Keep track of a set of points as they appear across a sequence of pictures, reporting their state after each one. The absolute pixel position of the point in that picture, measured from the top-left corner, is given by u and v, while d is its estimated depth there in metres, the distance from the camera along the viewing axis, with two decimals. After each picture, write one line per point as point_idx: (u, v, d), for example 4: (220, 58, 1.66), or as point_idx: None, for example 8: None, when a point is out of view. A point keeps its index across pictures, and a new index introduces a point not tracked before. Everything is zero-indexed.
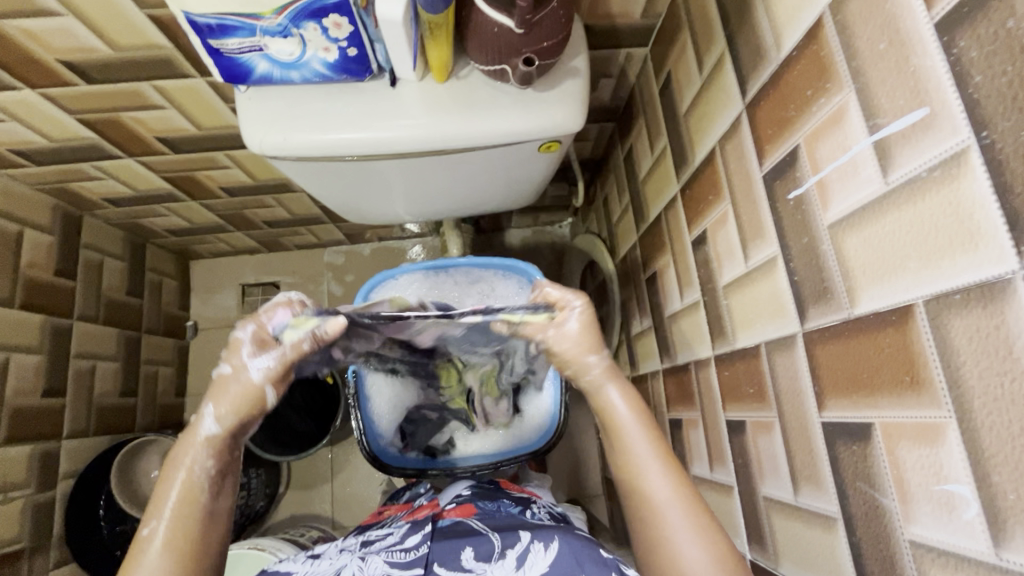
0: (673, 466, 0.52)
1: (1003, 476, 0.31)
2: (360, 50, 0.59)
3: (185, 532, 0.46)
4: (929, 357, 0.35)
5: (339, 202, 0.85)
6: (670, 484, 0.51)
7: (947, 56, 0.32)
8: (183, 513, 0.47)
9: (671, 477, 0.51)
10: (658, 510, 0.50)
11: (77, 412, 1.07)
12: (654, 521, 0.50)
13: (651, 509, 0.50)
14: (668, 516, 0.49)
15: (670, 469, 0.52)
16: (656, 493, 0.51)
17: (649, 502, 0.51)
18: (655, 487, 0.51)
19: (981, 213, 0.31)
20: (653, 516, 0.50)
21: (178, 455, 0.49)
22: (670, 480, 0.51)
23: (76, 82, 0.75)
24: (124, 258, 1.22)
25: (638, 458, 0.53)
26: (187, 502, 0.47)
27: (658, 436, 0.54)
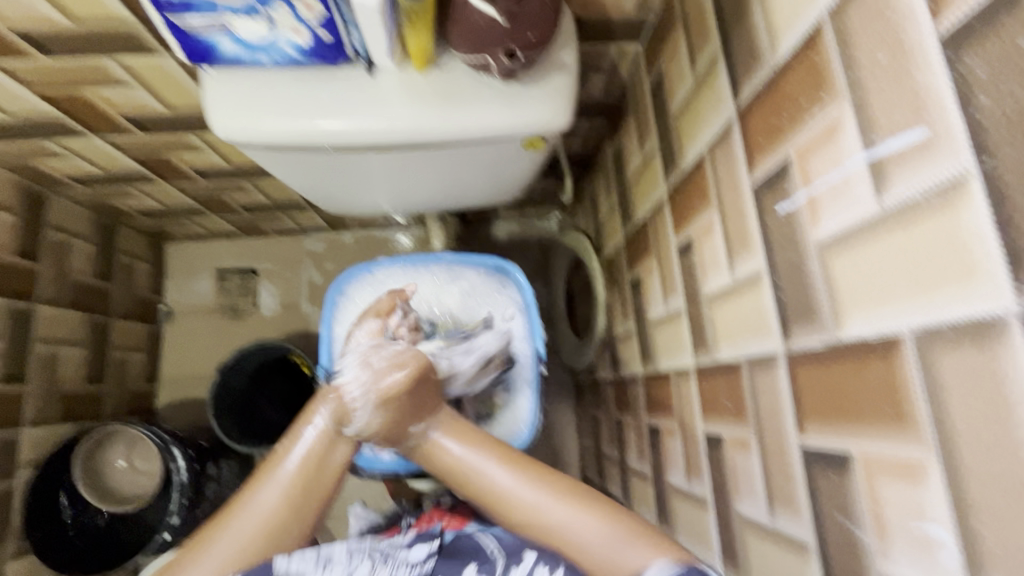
0: (513, 460, 0.56)
1: (985, 523, 0.29)
2: (334, 34, 0.55)
3: (302, 485, 0.55)
4: (914, 392, 0.33)
5: (316, 192, 0.81)
6: (530, 480, 0.54)
7: (951, 72, 0.30)
8: (308, 467, 0.56)
9: (527, 477, 0.55)
10: (507, 500, 0.54)
11: (37, 400, 1.02)
12: (511, 510, 0.54)
13: (499, 501, 0.54)
14: (523, 501, 0.53)
15: (528, 472, 0.55)
16: (500, 486, 0.55)
17: (498, 498, 0.55)
18: (498, 482, 0.55)
19: (978, 246, 0.29)
20: (507, 507, 0.54)
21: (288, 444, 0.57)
22: (511, 471, 0.55)
23: (32, 54, 0.70)
24: (94, 240, 1.17)
25: (486, 472, 0.56)
26: (308, 462, 0.56)
27: (491, 440, 0.59)
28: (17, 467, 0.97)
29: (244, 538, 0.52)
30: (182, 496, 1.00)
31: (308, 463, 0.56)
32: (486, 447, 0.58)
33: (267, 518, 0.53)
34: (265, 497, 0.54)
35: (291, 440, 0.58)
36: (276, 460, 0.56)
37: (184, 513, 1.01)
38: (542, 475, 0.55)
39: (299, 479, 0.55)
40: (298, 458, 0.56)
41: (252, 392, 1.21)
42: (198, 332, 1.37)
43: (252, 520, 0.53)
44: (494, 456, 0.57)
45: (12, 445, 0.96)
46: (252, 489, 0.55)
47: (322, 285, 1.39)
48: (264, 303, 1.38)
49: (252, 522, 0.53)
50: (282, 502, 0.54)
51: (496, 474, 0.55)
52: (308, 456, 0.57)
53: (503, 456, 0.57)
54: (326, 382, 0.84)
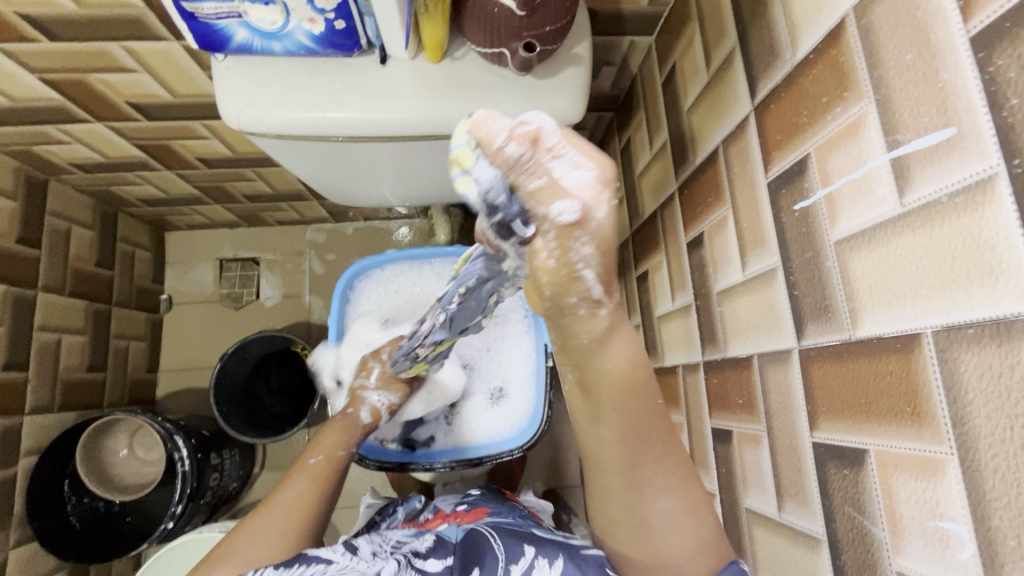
0: (670, 456, 0.47)
1: (1003, 520, 0.30)
2: (348, 22, 0.55)
3: (325, 485, 0.61)
4: (933, 391, 0.34)
5: (323, 182, 0.81)
6: (671, 488, 0.47)
7: (980, 73, 0.30)
8: (329, 475, 0.62)
9: (675, 487, 0.48)
10: (644, 500, 0.47)
11: (40, 388, 1.02)
12: (643, 510, 0.48)
13: (639, 496, 0.47)
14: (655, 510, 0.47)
15: (675, 474, 0.48)
16: (648, 479, 0.47)
17: (637, 489, 0.47)
18: (648, 479, 0.47)
19: (1005, 246, 0.29)
20: (640, 503, 0.48)
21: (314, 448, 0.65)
22: (664, 469, 0.47)
23: (38, 39, 0.69)
24: (94, 228, 1.16)
25: (640, 464, 0.47)
26: (330, 471, 0.62)
27: (659, 421, 0.47)
28: (20, 455, 0.97)
29: (277, 524, 0.55)
30: (185, 485, 0.99)
31: (331, 468, 0.63)
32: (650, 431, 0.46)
33: (297, 510, 0.57)
34: (296, 491, 0.58)
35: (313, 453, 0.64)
36: (301, 468, 0.62)
37: (186, 503, 1.01)
38: (685, 488, 0.48)
39: (322, 478, 0.61)
40: (322, 463, 0.63)
41: (254, 386, 1.22)
42: (199, 322, 1.36)
43: (284, 513, 0.56)
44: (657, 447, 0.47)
45: (15, 433, 0.96)
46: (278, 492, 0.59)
47: (324, 275, 1.38)
48: (265, 293, 1.37)
49: (288, 506, 0.57)
50: (309, 499, 0.58)
51: (648, 468, 0.47)
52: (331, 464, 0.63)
53: (668, 446, 0.47)
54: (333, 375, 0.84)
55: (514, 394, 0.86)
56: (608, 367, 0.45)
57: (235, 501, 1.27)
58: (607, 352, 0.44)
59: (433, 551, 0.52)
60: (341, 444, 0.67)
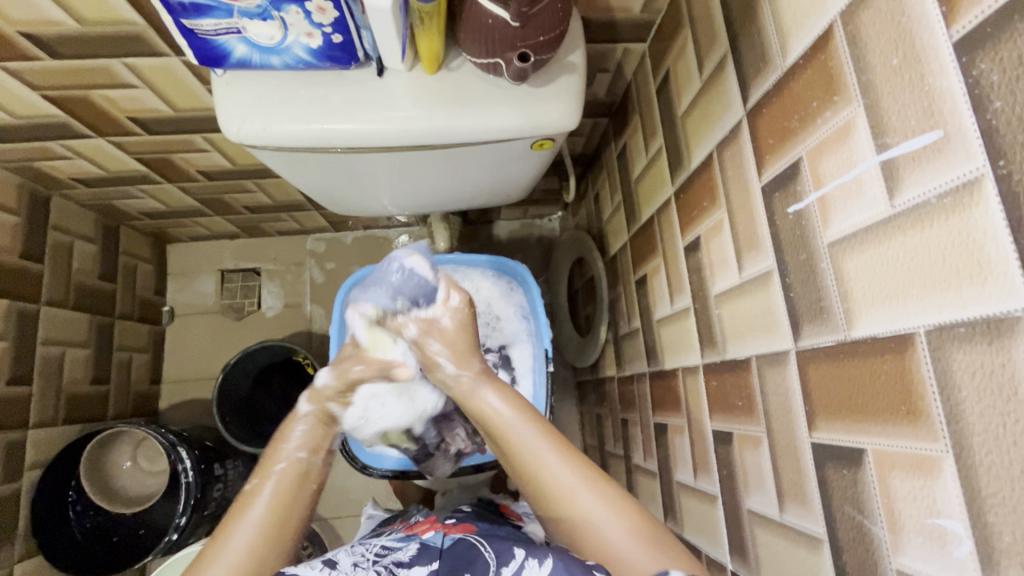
0: (572, 455, 0.56)
1: (1000, 517, 0.30)
2: (345, 36, 0.56)
3: (275, 520, 0.55)
4: (927, 389, 0.34)
5: (323, 193, 0.81)
6: (592, 487, 0.54)
7: (965, 77, 0.31)
8: (278, 501, 0.57)
9: (589, 482, 0.54)
10: (569, 497, 0.53)
11: (44, 401, 1.02)
12: (576, 515, 0.52)
13: (563, 500, 0.53)
14: (582, 503, 0.53)
15: (586, 473, 0.54)
16: (562, 481, 0.54)
17: (559, 494, 0.54)
18: (561, 477, 0.54)
19: (992, 246, 0.29)
20: (567, 506, 0.53)
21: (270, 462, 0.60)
22: (570, 467, 0.55)
23: (40, 57, 0.70)
24: (96, 241, 1.16)
25: (541, 457, 0.56)
26: (280, 496, 0.57)
27: (546, 427, 0.59)
28: (24, 468, 0.97)
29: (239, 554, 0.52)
30: (189, 497, 0.99)
31: (279, 496, 0.57)
32: (540, 434, 0.58)
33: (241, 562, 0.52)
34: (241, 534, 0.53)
35: (266, 468, 0.59)
36: (245, 503, 0.56)
37: (190, 514, 1.01)
38: (602, 488, 0.54)
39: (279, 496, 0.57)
40: (271, 491, 0.57)
41: (256, 396, 1.23)
42: (201, 333, 1.37)
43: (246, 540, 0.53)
44: (551, 445, 0.57)
45: (19, 447, 0.96)
46: (232, 520, 0.55)
47: (324, 284, 1.39)
48: (267, 303, 1.38)
49: (246, 538, 0.53)
50: (261, 537, 0.54)
51: (559, 468, 0.55)
52: (279, 490, 0.57)
53: (563, 448, 0.56)
54: None
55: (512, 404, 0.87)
56: (489, 398, 0.62)
57: None
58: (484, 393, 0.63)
59: (417, 559, 0.54)
60: (283, 457, 0.60)
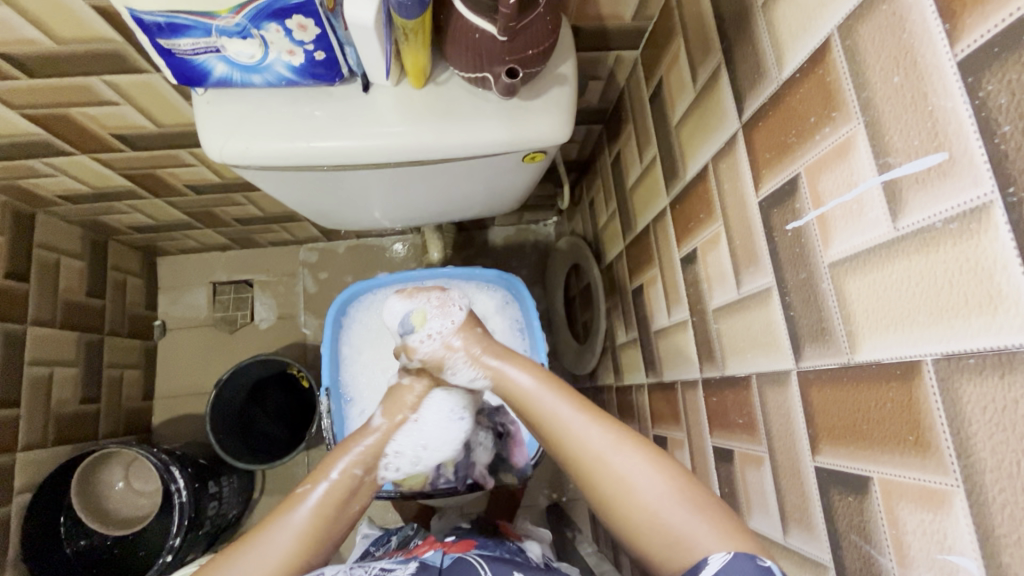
0: (602, 421, 0.54)
1: (1013, 557, 0.29)
2: (328, 53, 0.54)
3: (311, 534, 0.55)
4: (935, 420, 0.33)
5: (311, 209, 0.79)
6: (629, 449, 0.52)
7: (970, 98, 0.29)
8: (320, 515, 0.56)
9: (623, 444, 0.52)
10: (602, 462, 0.51)
11: (32, 423, 1.00)
12: (610, 479, 0.50)
13: (597, 464, 0.52)
14: (613, 465, 0.51)
15: (621, 437, 0.53)
16: (595, 445, 0.53)
17: (591, 457, 0.52)
18: (592, 443, 0.53)
19: (1003, 275, 0.28)
20: (600, 472, 0.51)
21: (325, 469, 0.60)
22: (601, 432, 0.53)
23: (17, 76, 0.68)
24: (84, 258, 1.14)
25: (571, 425, 0.55)
26: (324, 510, 0.57)
27: (577, 398, 0.58)
28: (13, 492, 0.95)
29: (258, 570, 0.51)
30: (183, 517, 0.97)
31: (321, 515, 0.56)
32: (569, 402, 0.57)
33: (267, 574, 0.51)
34: (282, 536, 0.53)
35: (309, 482, 0.59)
36: (295, 502, 0.57)
37: (185, 534, 0.99)
38: (641, 446, 0.52)
39: (316, 519, 0.56)
40: (316, 501, 0.57)
41: (250, 410, 1.21)
42: (194, 347, 1.35)
43: (269, 557, 0.52)
44: (580, 412, 0.56)
45: (7, 471, 0.95)
46: (271, 522, 0.55)
47: (318, 295, 1.37)
48: (259, 315, 1.36)
49: (275, 549, 0.52)
50: (295, 546, 0.53)
51: (588, 430, 0.54)
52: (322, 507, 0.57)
53: (593, 414, 0.55)
54: (328, 401, 0.82)
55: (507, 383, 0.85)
56: (515, 376, 0.62)
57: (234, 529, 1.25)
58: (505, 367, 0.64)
59: None
60: (339, 468, 0.61)
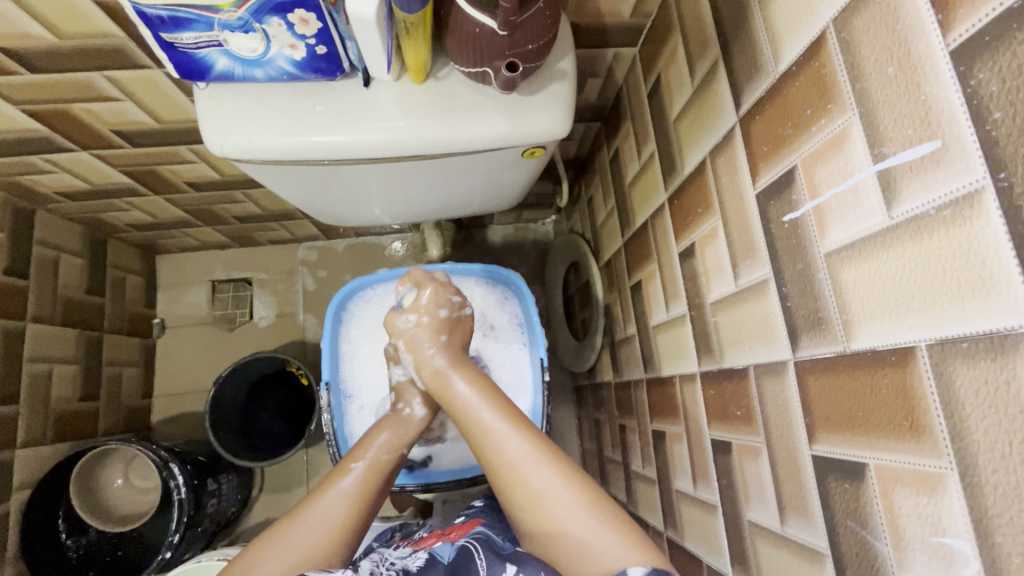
0: (523, 430, 0.56)
1: (1006, 537, 0.29)
2: (330, 47, 0.55)
3: (352, 509, 0.57)
4: (930, 404, 0.33)
5: (311, 204, 0.80)
6: (548, 462, 0.54)
7: (963, 87, 0.30)
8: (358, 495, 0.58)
9: (542, 457, 0.54)
10: (520, 470, 0.53)
11: (31, 420, 1.00)
12: (523, 488, 0.53)
13: (512, 474, 0.54)
14: (528, 476, 0.53)
15: (541, 449, 0.55)
16: (512, 456, 0.54)
17: (507, 466, 0.54)
18: (510, 451, 0.55)
19: (994, 260, 0.29)
20: (517, 481, 0.53)
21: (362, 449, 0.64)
22: (523, 441, 0.55)
23: (19, 71, 0.69)
24: (84, 255, 1.14)
25: (492, 432, 0.57)
26: (367, 485, 0.60)
27: (505, 408, 0.59)
28: (13, 489, 0.95)
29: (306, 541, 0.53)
30: (182, 513, 0.98)
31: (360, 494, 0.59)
32: (494, 410, 0.59)
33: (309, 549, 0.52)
34: (328, 508, 0.56)
35: (355, 458, 0.62)
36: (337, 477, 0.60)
37: (184, 530, 0.99)
38: (559, 465, 0.53)
39: (358, 494, 0.59)
40: (358, 476, 0.60)
41: (249, 408, 1.21)
42: (193, 345, 1.35)
43: (313, 529, 0.54)
44: (501, 420, 0.57)
45: (6, 467, 0.94)
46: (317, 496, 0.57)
47: (317, 293, 1.38)
48: (259, 313, 1.36)
49: (323, 518, 0.55)
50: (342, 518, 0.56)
51: (509, 439, 0.55)
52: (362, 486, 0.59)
53: (516, 422, 0.57)
54: (328, 395, 0.83)
55: (507, 375, 0.86)
56: (457, 383, 0.63)
57: (233, 527, 1.25)
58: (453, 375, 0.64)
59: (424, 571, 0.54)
60: (386, 448, 0.65)
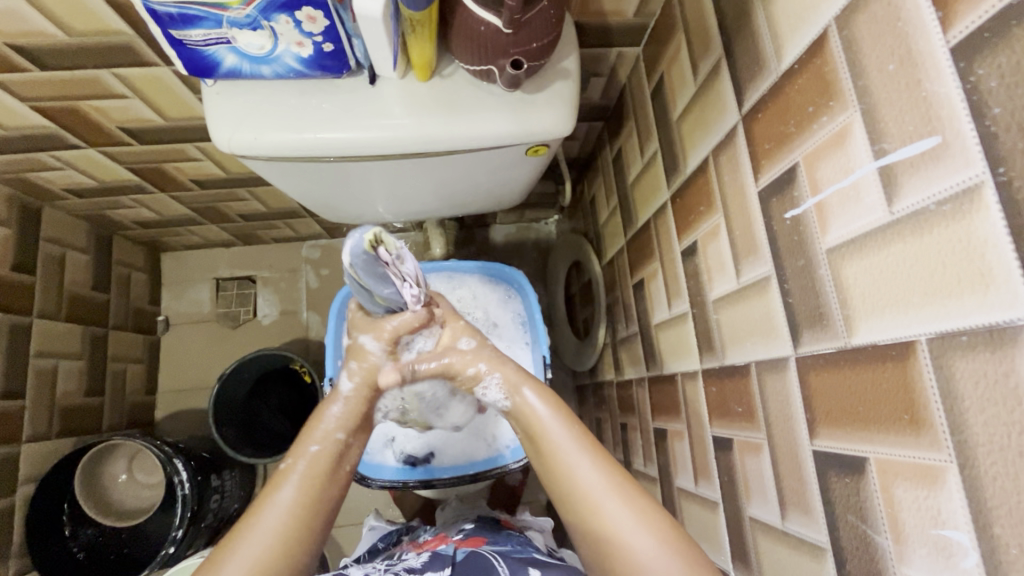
0: (603, 460, 0.53)
1: (1005, 528, 0.29)
2: (336, 45, 0.55)
3: (309, 501, 0.54)
4: (929, 397, 0.34)
5: (315, 201, 0.80)
6: (621, 493, 0.51)
7: (962, 83, 0.30)
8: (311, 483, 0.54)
9: (619, 489, 0.51)
10: (596, 503, 0.51)
11: (37, 415, 1.01)
12: (601, 519, 0.50)
13: (588, 503, 0.51)
14: (607, 513, 0.50)
15: (617, 480, 0.52)
16: (588, 485, 0.52)
17: (587, 498, 0.51)
18: (589, 482, 0.52)
19: (994, 253, 0.29)
20: (594, 514, 0.51)
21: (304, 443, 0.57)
22: (601, 472, 0.52)
23: (29, 68, 0.69)
24: (89, 252, 1.15)
25: (572, 461, 0.53)
26: (312, 482, 0.54)
27: (585, 433, 0.55)
28: (18, 483, 0.96)
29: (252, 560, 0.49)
30: (186, 509, 0.98)
31: (314, 480, 0.55)
32: (575, 437, 0.54)
33: (273, 546, 0.51)
34: (272, 520, 0.52)
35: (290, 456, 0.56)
36: (279, 481, 0.54)
37: (187, 526, 1.00)
38: (631, 497, 0.51)
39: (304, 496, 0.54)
40: (302, 474, 0.55)
41: (253, 405, 1.22)
42: (196, 342, 1.36)
43: (260, 544, 0.50)
44: (584, 450, 0.54)
45: (11, 462, 0.95)
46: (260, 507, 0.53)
47: (320, 291, 1.38)
48: (262, 311, 1.37)
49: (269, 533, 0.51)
50: (289, 525, 0.52)
51: (589, 471, 0.52)
52: (313, 471, 0.55)
53: (595, 450, 0.54)
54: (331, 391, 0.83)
55: None
56: (534, 404, 0.58)
57: None
58: (523, 392, 0.59)
59: (428, 566, 0.55)
60: (321, 437, 0.57)
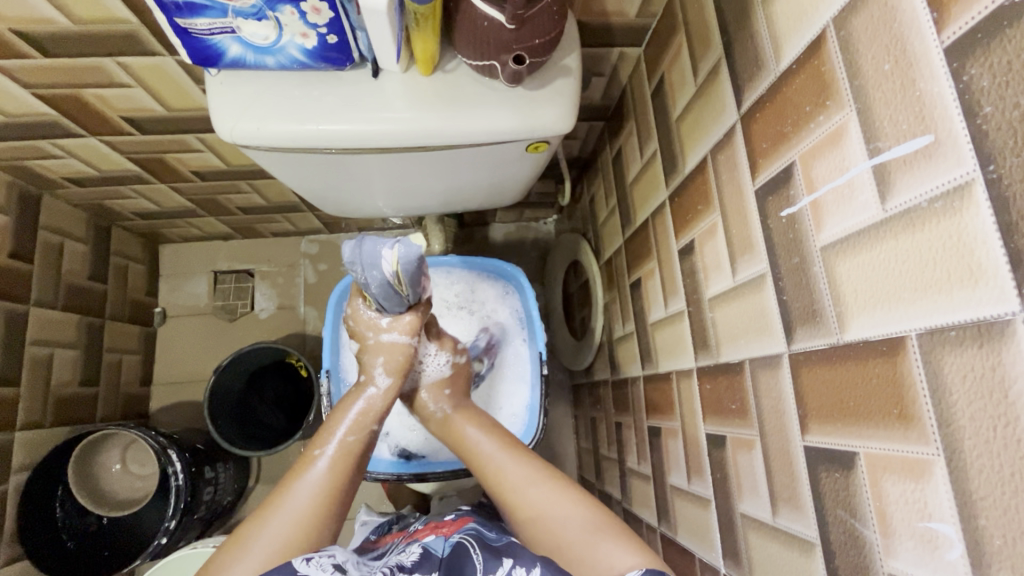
0: (525, 457, 0.61)
1: (990, 520, 0.30)
2: (340, 37, 0.56)
3: (338, 482, 0.57)
4: (919, 392, 0.34)
5: (315, 193, 0.81)
6: (545, 481, 0.57)
7: (955, 83, 0.31)
8: (337, 471, 0.58)
9: (540, 478, 0.58)
10: (519, 493, 0.57)
11: (32, 404, 1.01)
12: (525, 506, 0.56)
13: (512, 496, 0.57)
14: (533, 498, 0.56)
15: (540, 471, 0.59)
16: (512, 478, 0.59)
17: (510, 490, 0.58)
18: (512, 475, 0.59)
19: (982, 250, 0.30)
20: (517, 503, 0.57)
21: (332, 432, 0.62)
22: (524, 466, 0.59)
23: (32, 55, 0.70)
24: (87, 242, 1.15)
25: (496, 459, 0.61)
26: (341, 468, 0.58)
27: (506, 439, 0.64)
28: (11, 471, 0.96)
29: (281, 532, 0.51)
30: (179, 500, 0.98)
31: (339, 468, 0.58)
32: (497, 442, 0.63)
33: (303, 518, 0.53)
34: (303, 496, 0.54)
35: (318, 446, 0.60)
36: (308, 466, 0.58)
37: (180, 517, 0.99)
38: (558, 483, 0.57)
39: (333, 479, 0.57)
40: (331, 460, 0.59)
41: (248, 398, 1.22)
42: (193, 334, 1.36)
43: (288, 518, 0.52)
44: (505, 450, 0.62)
45: (5, 449, 0.95)
46: (287, 488, 0.55)
47: (318, 286, 1.38)
48: (260, 305, 1.37)
49: (298, 509, 0.53)
50: (317, 503, 0.54)
51: (509, 466, 0.60)
52: (338, 461, 0.59)
53: (516, 451, 0.61)
54: (328, 385, 0.83)
55: (506, 372, 0.87)
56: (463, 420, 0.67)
57: (229, 517, 1.25)
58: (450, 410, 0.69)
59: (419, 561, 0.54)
60: (353, 429, 0.63)
